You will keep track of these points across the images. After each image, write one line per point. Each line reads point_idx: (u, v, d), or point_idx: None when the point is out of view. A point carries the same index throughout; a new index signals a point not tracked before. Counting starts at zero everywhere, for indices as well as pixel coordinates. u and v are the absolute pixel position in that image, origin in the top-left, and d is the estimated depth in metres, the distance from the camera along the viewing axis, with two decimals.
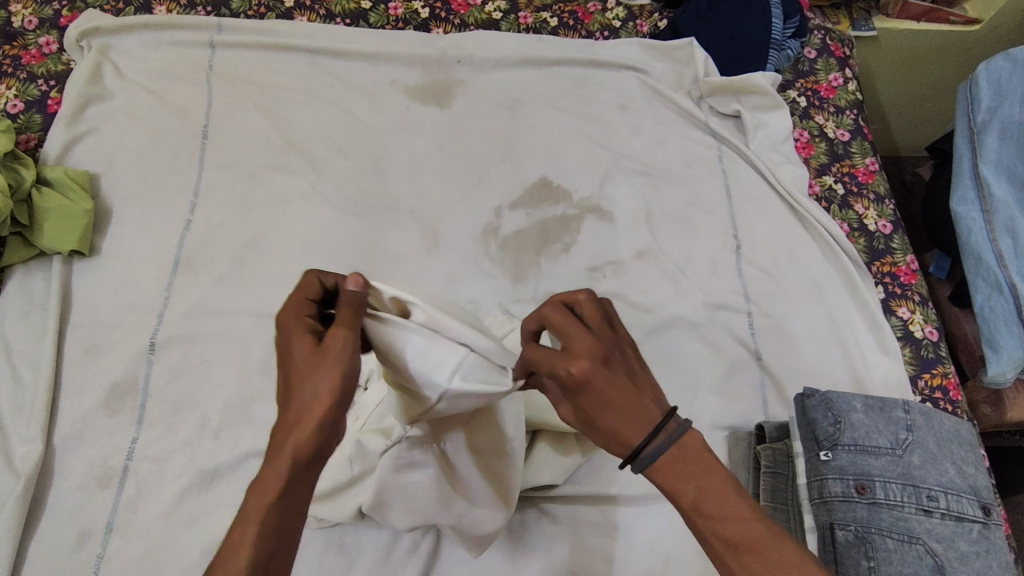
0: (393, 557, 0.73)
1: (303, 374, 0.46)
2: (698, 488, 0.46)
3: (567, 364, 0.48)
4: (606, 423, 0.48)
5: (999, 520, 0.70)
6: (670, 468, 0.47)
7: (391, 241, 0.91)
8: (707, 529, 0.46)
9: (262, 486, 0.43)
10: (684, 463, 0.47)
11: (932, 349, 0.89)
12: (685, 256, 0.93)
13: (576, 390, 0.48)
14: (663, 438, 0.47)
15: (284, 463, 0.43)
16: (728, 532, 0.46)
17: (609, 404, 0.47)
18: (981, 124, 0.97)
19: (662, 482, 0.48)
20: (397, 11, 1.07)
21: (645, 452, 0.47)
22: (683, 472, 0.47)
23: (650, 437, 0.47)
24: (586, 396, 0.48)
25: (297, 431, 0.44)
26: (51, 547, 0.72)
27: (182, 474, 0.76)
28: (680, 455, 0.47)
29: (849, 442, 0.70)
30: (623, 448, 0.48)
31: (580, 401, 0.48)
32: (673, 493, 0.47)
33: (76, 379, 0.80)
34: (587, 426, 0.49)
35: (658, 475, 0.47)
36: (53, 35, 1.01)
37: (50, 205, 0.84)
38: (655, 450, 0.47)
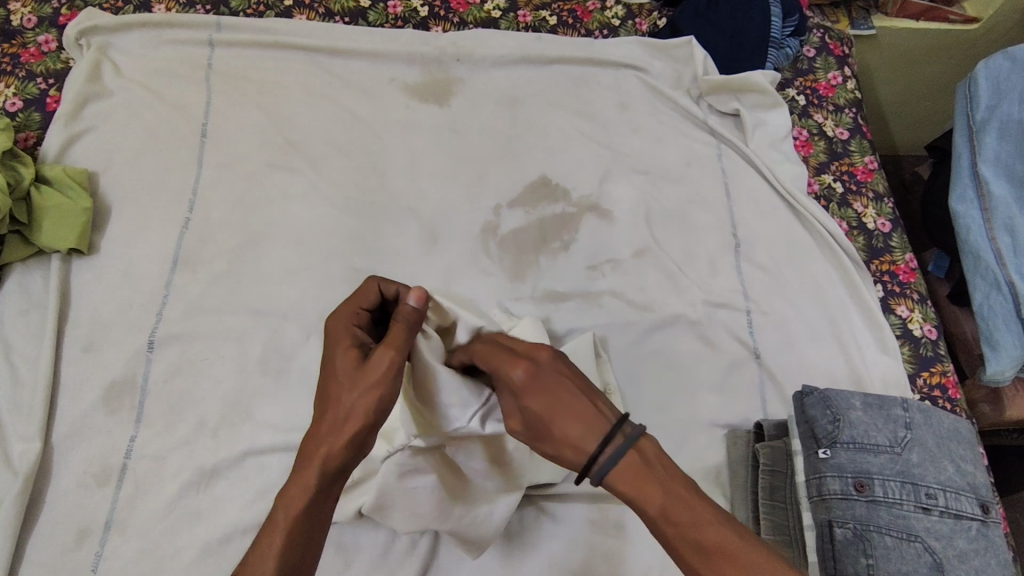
0: (392, 555, 0.73)
1: (344, 383, 0.54)
2: (660, 492, 0.47)
3: (514, 369, 0.55)
4: (558, 429, 0.51)
5: (997, 517, 0.70)
6: (630, 476, 0.48)
7: (391, 240, 0.91)
8: (674, 537, 0.47)
9: (291, 492, 0.50)
10: (645, 468, 0.48)
11: (931, 347, 0.89)
12: (685, 254, 0.93)
13: (525, 392, 0.54)
14: (621, 440, 0.49)
15: (313, 471, 0.50)
16: (696, 537, 0.46)
17: (560, 406, 0.52)
18: (981, 122, 0.97)
19: (624, 492, 0.48)
20: (396, 10, 1.07)
21: (604, 458, 0.49)
22: (642, 478, 0.48)
23: (606, 442, 0.49)
24: (537, 398, 0.53)
25: (330, 442, 0.51)
26: (50, 545, 0.72)
27: (181, 473, 0.76)
28: (641, 459, 0.48)
29: (848, 440, 0.70)
30: (580, 454, 0.50)
31: (532, 409, 0.53)
32: (637, 504, 0.48)
33: (75, 377, 0.80)
34: (540, 439, 0.53)
35: (618, 486, 0.48)
36: (52, 33, 1.01)
37: (50, 203, 0.84)
38: (614, 455, 0.49)
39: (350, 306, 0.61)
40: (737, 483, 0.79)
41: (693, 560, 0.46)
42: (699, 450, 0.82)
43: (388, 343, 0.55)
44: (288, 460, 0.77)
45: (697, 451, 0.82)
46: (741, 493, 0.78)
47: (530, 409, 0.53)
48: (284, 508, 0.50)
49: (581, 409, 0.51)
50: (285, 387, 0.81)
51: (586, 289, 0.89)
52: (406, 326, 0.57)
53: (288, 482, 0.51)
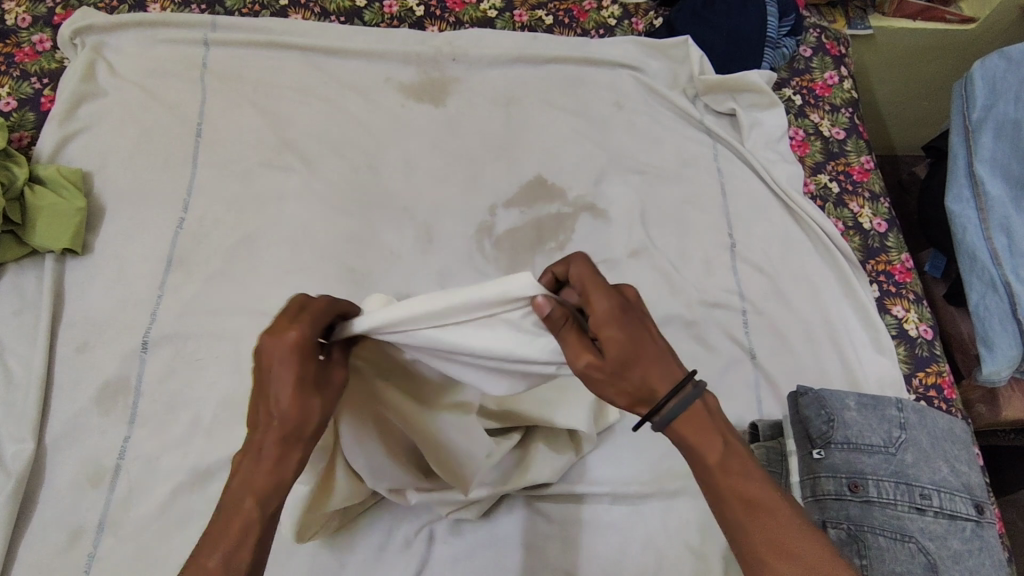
0: (386, 555, 0.72)
1: (293, 394, 0.49)
2: (717, 443, 0.50)
3: (599, 294, 0.50)
4: (638, 370, 0.49)
5: (992, 518, 0.70)
6: (693, 422, 0.50)
7: (385, 240, 0.91)
8: (721, 482, 0.49)
9: (259, 481, 0.49)
10: (706, 420, 0.51)
11: (927, 347, 0.89)
12: (680, 254, 0.93)
13: (607, 321, 0.49)
14: (691, 389, 0.50)
15: (268, 466, 0.49)
16: (742, 487, 0.49)
17: (642, 344, 0.49)
18: (977, 122, 0.97)
19: (684, 435, 0.50)
20: (392, 9, 1.07)
21: (670, 406, 0.50)
22: (706, 426, 0.50)
23: (675, 391, 0.50)
24: (621, 331, 0.49)
25: (298, 441, 0.50)
26: (43, 545, 0.72)
27: (174, 473, 0.75)
28: (706, 409, 0.51)
29: (842, 440, 0.70)
30: (649, 400, 0.50)
31: (613, 343, 0.49)
32: (693, 449, 0.51)
33: (69, 377, 0.80)
34: (621, 372, 0.49)
35: (677, 430, 0.51)
36: (46, 33, 1.01)
37: (43, 204, 0.84)
38: (681, 403, 0.50)
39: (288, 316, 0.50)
40: None
41: (734, 510, 0.49)
42: None
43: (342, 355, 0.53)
44: None
45: None
46: None
47: (611, 342, 0.49)
48: (255, 502, 0.48)
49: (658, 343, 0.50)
50: None
51: None
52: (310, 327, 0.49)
53: (251, 474, 0.49)
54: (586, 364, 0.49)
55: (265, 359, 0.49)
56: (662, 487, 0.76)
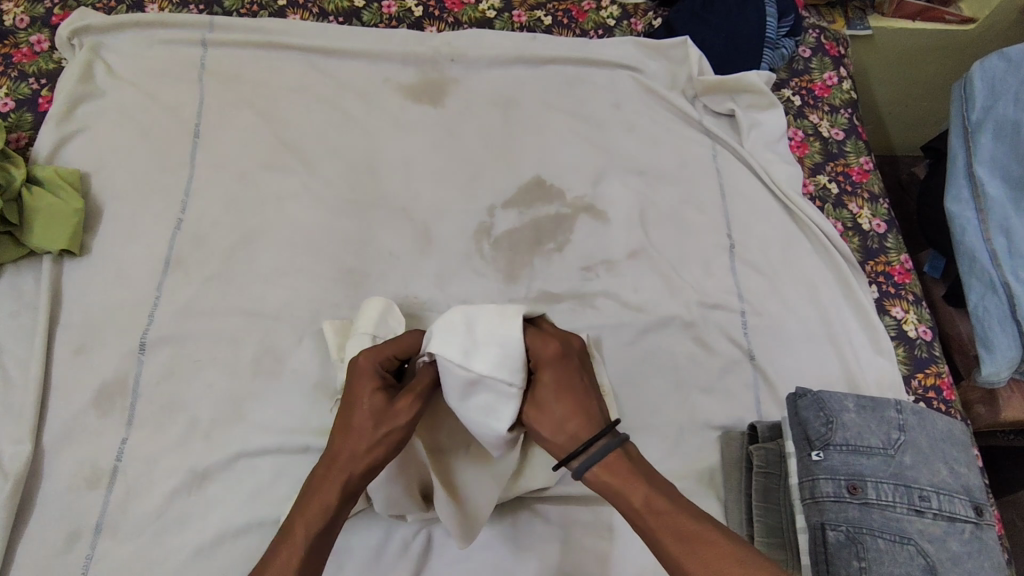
0: (384, 558, 0.72)
1: (369, 419, 0.59)
2: (642, 485, 0.54)
3: (543, 346, 0.62)
4: (568, 409, 0.59)
5: (991, 520, 0.70)
6: (613, 466, 0.56)
7: (384, 241, 0.91)
8: (655, 523, 0.53)
9: (313, 507, 0.56)
10: (628, 464, 0.56)
11: (926, 349, 0.89)
12: (679, 255, 0.93)
13: (544, 372, 0.61)
14: (601, 442, 0.57)
15: (334, 492, 0.57)
16: (674, 522, 0.53)
17: (569, 393, 0.60)
18: (976, 123, 0.97)
19: (606, 482, 0.55)
20: (390, 10, 1.07)
21: (584, 456, 0.57)
22: (627, 471, 0.55)
23: (588, 443, 0.57)
24: (550, 379, 0.60)
25: (353, 465, 0.57)
26: (41, 547, 0.72)
27: (172, 475, 0.75)
28: (626, 456, 0.56)
29: (841, 442, 0.70)
30: (572, 443, 0.58)
31: (542, 388, 0.60)
32: (618, 494, 0.55)
33: (67, 378, 0.80)
34: (543, 415, 0.60)
35: (599, 479, 0.56)
36: (44, 34, 1.01)
37: (41, 204, 0.83)
38: (596, 451, 0.56)
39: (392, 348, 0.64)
40: (731, 485, 0.79)
41: (672, 548, 0.52)
42: (693, 451, 0.81)
43: (410, 390, 0.61)
44: (279, 462, 0.76)
45: (690, 453, 0.81)
46: (735, 495, 0.78)
47: (541, 389, 0.60)
48: (304, 525, 0.55)
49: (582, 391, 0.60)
50: (278, 389, 0.80)
51: (580, 290, 0.89)
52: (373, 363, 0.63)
53: (308, 499, 0.57)
54: (526, 405, 0.61)
55: (349, 391, 0.61)
56: None
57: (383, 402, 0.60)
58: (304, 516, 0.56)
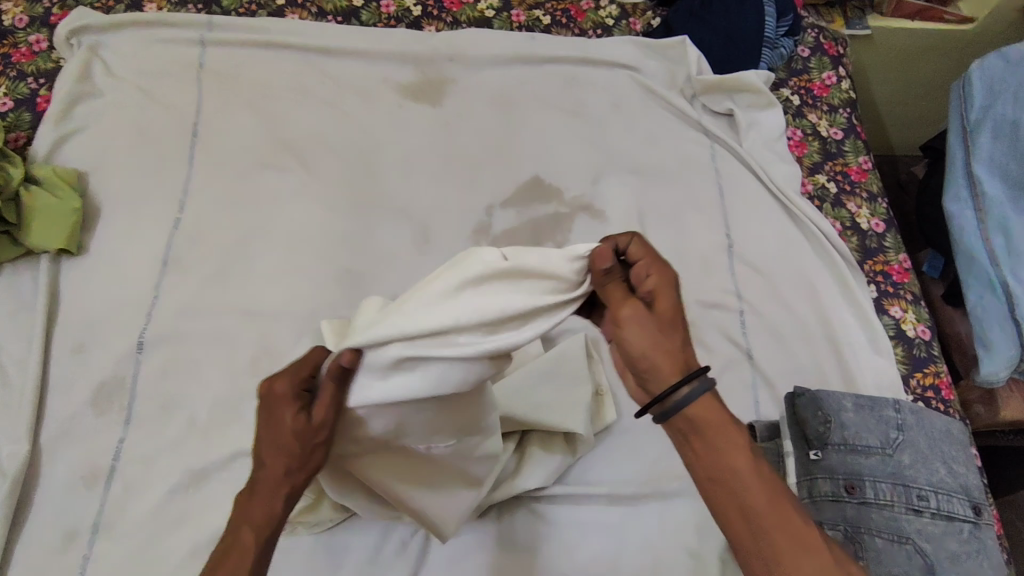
0: (381, 557, 0.72)
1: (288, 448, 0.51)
2: (739, 436, 0.49)
3: (650, 268, 0.54)
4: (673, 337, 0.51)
5: (990, 519, 0.69)
6: (712, 411, 0.50)
7: (382, 240, 0.91)
8: (745, 475, 0.48)
9: (230, 557, 0.50)
10: (723, 410, 0.50)
11: (925, 348, 0.89)
12: (678, 255, 0.93)
13: (663, 292, 0.53)
14: (700, 379, 0.50)
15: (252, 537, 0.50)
16: (764, 481, 0.48)
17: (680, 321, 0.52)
18: (975, 123, 0.97)
19: (703, 421, 0.49)
20: (389, 9, 1.07)
21: (690, 386, 0.50)
22: (724, 420, 0.50)
23: (696, 375, 0.50)
24: (672, 302, 0.53)
25: (276, 494, 0.51)
26: (39, 547, 0.72)
27: (170, 475, 0.75)
28: (721, 402, 0.51)
29: (838, 442, 0.70)
30: (677, 369, 0.50)
31: (662, 306, 0.52)
32: (716, 436, 0.49)
33: (65, 378, 0.80)
34: (660, 333, 0.51)
35: (699, 414, 0.50)
36: (43, 33, 1.01)
37: (39, 204, 0.83)
38: (700, 388, 0.50)
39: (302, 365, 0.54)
40: None
41: (756, 505, 0.47)
42: None
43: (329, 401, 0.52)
44: None
45: None
46: None
47: (659, 308, 0.52)
48: (230, 568, 0.49)
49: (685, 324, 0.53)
50: None
51: None
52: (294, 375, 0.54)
53: (233, 542, 0.51)
54: (634, 320, 0.51)
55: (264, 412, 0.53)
56: (660, 488, 0.77)
57: (302, 424, 0.51)
58: (229, 558, 0.50)
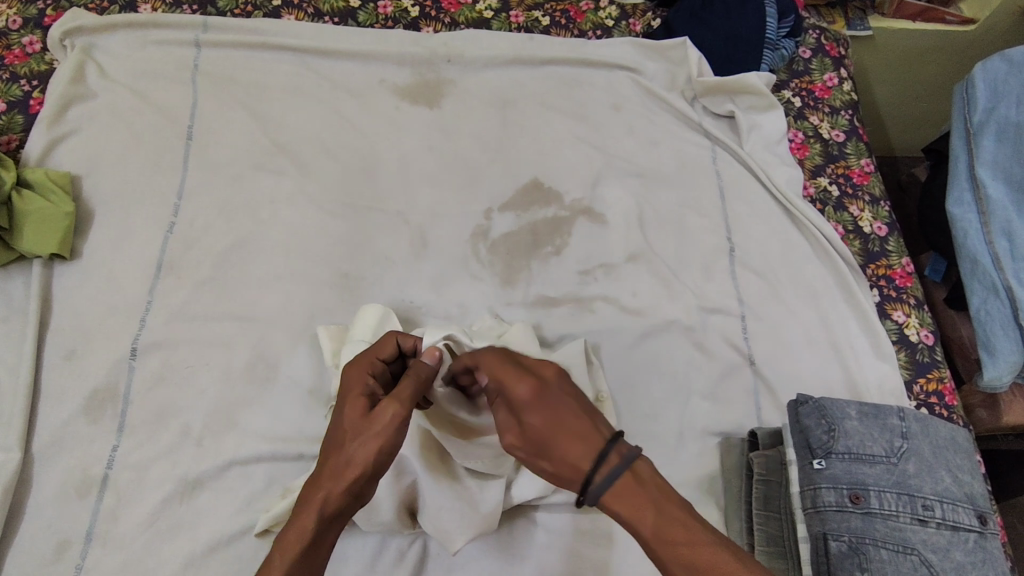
0: (380, 567, 0.71)
1: (356, 435, 0.54)
2: (651, 515, 0.49)
3: (519, 384, 0.56)
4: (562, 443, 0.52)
5: (995, 529, 0.68)
6: (623, 495, 0.50)
7: (379, 244, 0.90)
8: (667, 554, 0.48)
9: (288, 539, 0.51)
10: (638, 489, 0.50)
11: (928, 353, 0.88)
12: (678, 259, 0.92)
13: (529, 411, 0.54)
14: (614, 467, 0.51)
15: (312, 516, 0.51)
16: (686, 556, 0.48)
17: (562, 421, 0.53)
18: (978, 125, 0.96)
19: (616, 509, 0.50)
20: (386, 10, 1.06)
21: (596, 480, 0.50)
22: (635, 500, 0.49)
23: (602, 461, 0.51)
24: (539, 414, 0.54)
25: (329, 487, 0.52)
26: (30, 557, 0.71)
27: (163, 484, 0.74)
28: (638, 480, 0.50)
29: (843, 450, 0.69)
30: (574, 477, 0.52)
31: (534, 423, 0.54)
32: (629, 524, 0.50)
33: (56, 386, 0.78)
34: (540, 454, 0.54)
35: (608, 506, 0.51)
36: (36, 35, 0.99)
37: (30, 207, 0.82)
38: (610, 474, 0.50)
39: (364, 365, 0.63)
40: (731, 492, 0.77)
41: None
42: (693, 458, 0.80)
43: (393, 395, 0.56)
44: (272, 470, 0.75)
45: (691, 459, 0.80)
46: (735, 503, 0.76)
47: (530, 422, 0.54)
48: (282, 553, 0.50)
49: (578, 408, 0.54)
50: (272, 395, 0.79)
51: (578, 294, 0.88)
52: (361, 369, 0.62)
53: (286, 529, 0.52)
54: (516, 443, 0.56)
55: (338, 405, 0.58)
56: None
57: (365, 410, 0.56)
58: (281, 545, 0.51)
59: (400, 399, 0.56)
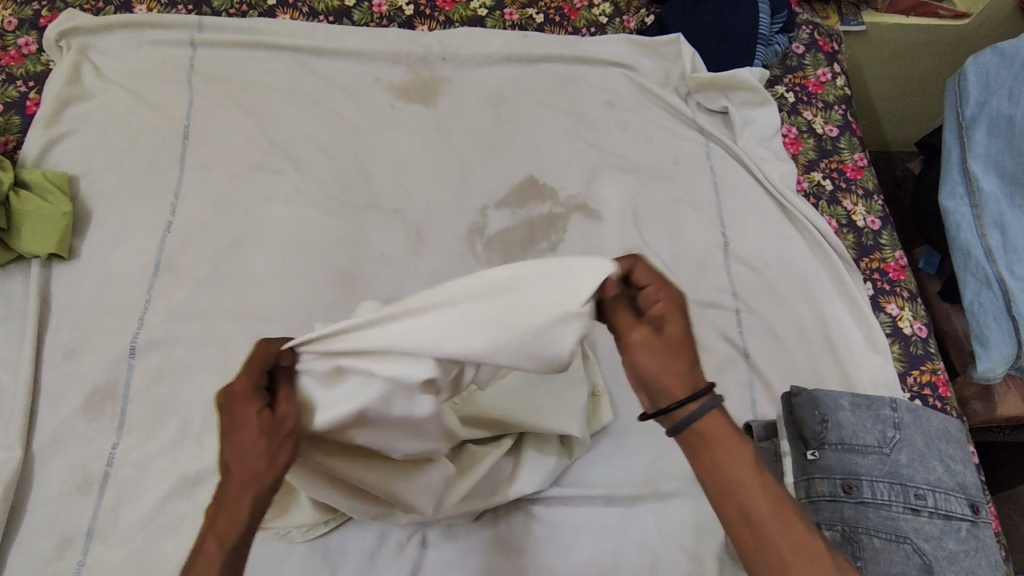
0: (379, 560, 0.72)
1: (266, 429, 0.48)
2: (747, 452, 0.50)
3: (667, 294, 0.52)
4: (675, 357, 0.51)
5: (988, 517, 0.69)
6: (718, 428, 0.50)
7: (376, 242, 0.90)
8: (749, 485, 0.48)
9: (221, 532, 0.47)
10: (731, 427, 0.51)
11: (921, 345, 0.89)
12: (673, 254, 0.93)
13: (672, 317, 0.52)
14: (706, 397, 0.51)
15: (242, 511, 0.47)
16: (768, 491, 0.48)
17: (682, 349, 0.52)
18: (970, 119, 0.96)
19: (708, 435, 0.50)
20: (381, 9, 1.06)
21: (692, 406, 0.50)
22: (731, 434, 0.50)
23: (697, 394, 0.51)
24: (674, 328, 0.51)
25: (252, 480, 0.47)
26: (31, 554, 0.71)
27: (164, 481, 0.75)
28: (730, 419, 0.51)
29: (836, 441, 0.69)
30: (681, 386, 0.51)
31: (672, 330, 0.51)
32: (720, 454, 0.50)
33: (56, 384, 0.79)
34: (664, 356, 0.51)
35: (704, 429, 0.50)
36: (32, 35, 0.99)
37: (28, 207, 0.82)
38: (705, 405, 0.50)
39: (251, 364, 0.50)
40: None
41: (762, 513, 0.48)
42: None
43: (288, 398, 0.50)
44: None
45: None
46: None
47: (668, 328, 0.51)
48: (216, 541, 0.47)
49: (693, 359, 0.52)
50: None
51: None
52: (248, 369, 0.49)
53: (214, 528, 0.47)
54: (643, 339, 0.51)
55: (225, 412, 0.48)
56: (657, 489, 0.76)
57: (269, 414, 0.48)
58: (212, 530, 0.47)
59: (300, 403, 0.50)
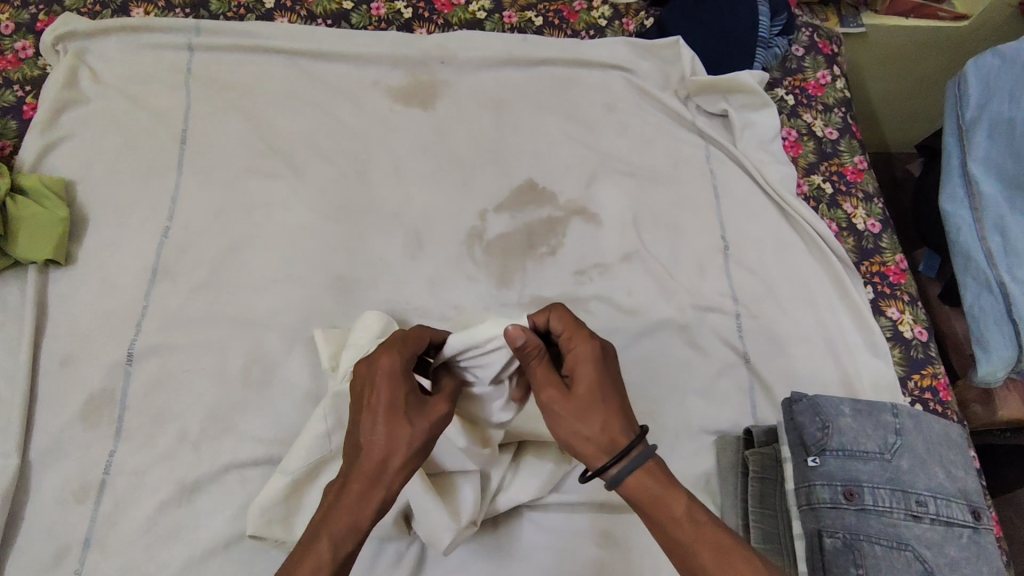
0: (378, 569, 0.71)
1: (394, 423, 0.55)
2: (679, 496, 0.54)
3: (577, 343, 0.58)
4: (596, 413, 0.55)
5: (989, 524, 0.69)
6: (650, 479, 0.54)
7: (375, 247, 0.90)
8: (686, 533, 0.53)
9: (336, 521, 0.53)
10: (663, 476, 0.55)
11: (922, 349, 0.88)
12: (673, 258, 0.92)
13: (580, 361, 0.57)
14: (637, 453, 0.55)
15: (360, 503, 0.54)
16: (708, 536, 0.52)
17: (602, 395, 0.56)
18: (970, 122, 0.96)
19: (641, 489, 0.54)
20: (379, 11, 1.06)
21: (619, 465, 0.54)
22: (663, 481, 0.54)
23: (621, 454, 0.54)
24: (588, 379, 0.56)
25: (371, 470, 0.54)
26: (29, 563, 0.71)
27: (161, 488, 0.74)
28: (662, 467, 0.55)
29: (837, 447, 0.69)
30: (606, 449, 0.55)
31: (580, 388, 0.56)
32: (657, 507, 0.53)
33: (54, 391, 0.79)
34: (582, 412, 0.56)
35: (634, 487, 0.54)
36: (29, 39, 0.99)
37: (25, 213, 0.82)
38: (631, 462, 0.54)
39: (401, 342, 0.58)
40: (727, 491, 0.77)
41: (706, 559, 0.52)
42: (689, 458, 0.80)
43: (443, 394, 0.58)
44: (269, 472, 0.75)
45: (687, 459, 0.80)
46: (730, 500, 0.77)
47: (580, 386, 0.56)
48: (330, 540, 0.53)
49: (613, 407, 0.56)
50: (270, 399, 0.80)
51: (574, 294, 0.88)
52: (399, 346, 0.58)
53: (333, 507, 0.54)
54: (557, 398, 0.56)
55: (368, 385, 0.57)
56: None
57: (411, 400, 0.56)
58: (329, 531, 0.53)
59: (450, 400, 0.58)
